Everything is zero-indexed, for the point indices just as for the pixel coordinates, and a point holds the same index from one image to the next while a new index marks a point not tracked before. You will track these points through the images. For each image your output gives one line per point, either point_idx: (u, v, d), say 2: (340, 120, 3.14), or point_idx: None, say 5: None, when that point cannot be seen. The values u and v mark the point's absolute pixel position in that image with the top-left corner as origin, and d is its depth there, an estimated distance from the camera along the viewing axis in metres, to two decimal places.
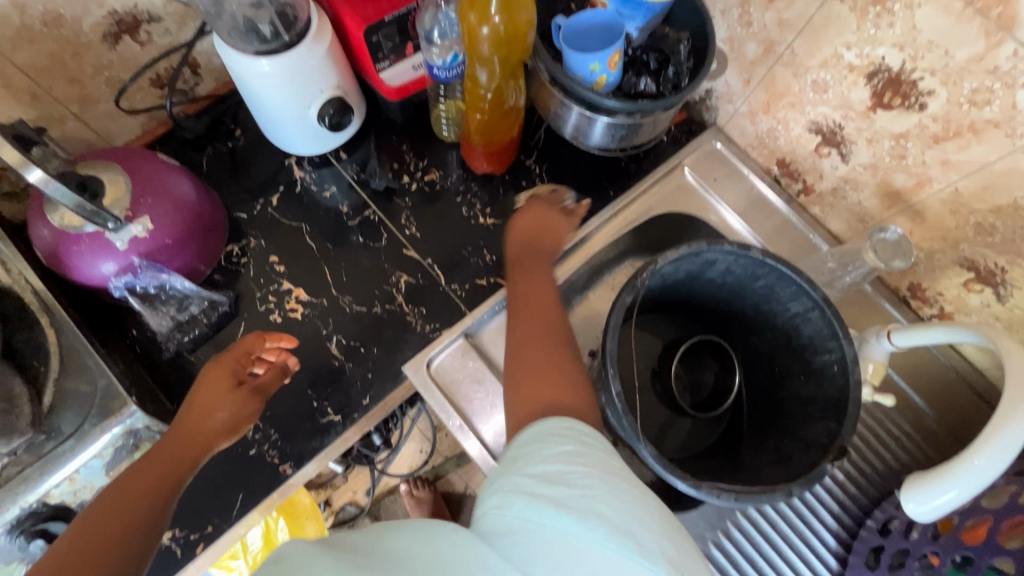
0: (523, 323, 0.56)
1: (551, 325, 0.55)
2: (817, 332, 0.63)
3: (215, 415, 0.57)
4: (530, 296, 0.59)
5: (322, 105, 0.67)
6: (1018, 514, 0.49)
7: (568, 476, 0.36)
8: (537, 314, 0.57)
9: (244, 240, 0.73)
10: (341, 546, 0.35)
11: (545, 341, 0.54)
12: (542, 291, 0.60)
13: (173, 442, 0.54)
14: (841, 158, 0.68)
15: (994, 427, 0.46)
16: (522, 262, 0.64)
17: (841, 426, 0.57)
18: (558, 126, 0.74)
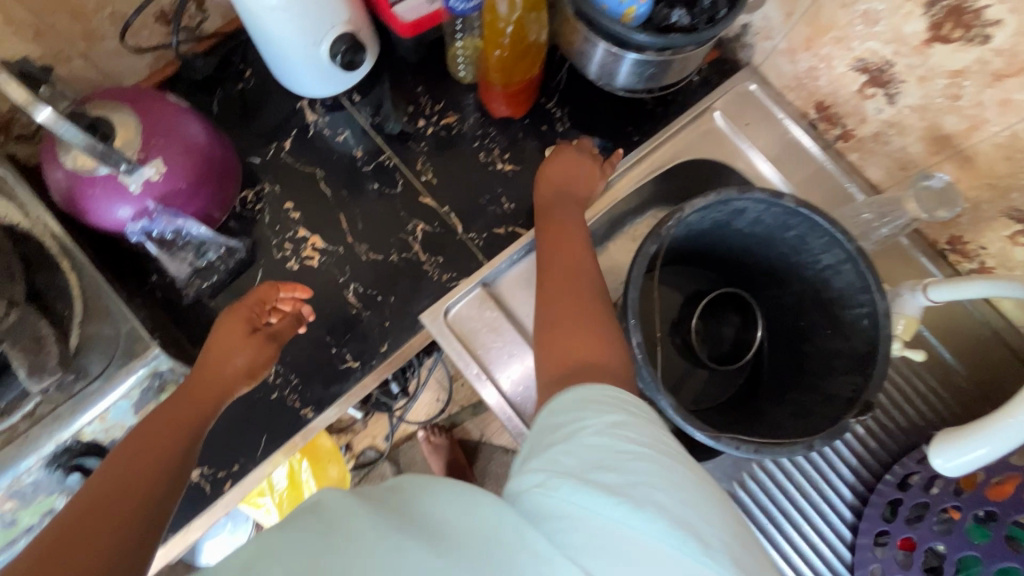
0: (551, 270, 0.57)
1: (583, 274, 0.56)
2: (848, 285, 0.60)
3: (225, 373, 0.56)
4: (560, 245, 0.59)
5: (334, 42, 0.64)
6: None
7: (612, 456, 0.35)
8: (566, 264, 0.57)
9: (259, 186, 0.72)
10: (377, 501, 0.34)
11: (573, 288, 0.54)
12: (572, 242, 0.59)
13: (179, 411, 0.52)
14: (887, 99, 0.63)
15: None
16: (552, 209, 0.63)
17: (867, 381, 0.56)
18: (582, 65, 0.70)
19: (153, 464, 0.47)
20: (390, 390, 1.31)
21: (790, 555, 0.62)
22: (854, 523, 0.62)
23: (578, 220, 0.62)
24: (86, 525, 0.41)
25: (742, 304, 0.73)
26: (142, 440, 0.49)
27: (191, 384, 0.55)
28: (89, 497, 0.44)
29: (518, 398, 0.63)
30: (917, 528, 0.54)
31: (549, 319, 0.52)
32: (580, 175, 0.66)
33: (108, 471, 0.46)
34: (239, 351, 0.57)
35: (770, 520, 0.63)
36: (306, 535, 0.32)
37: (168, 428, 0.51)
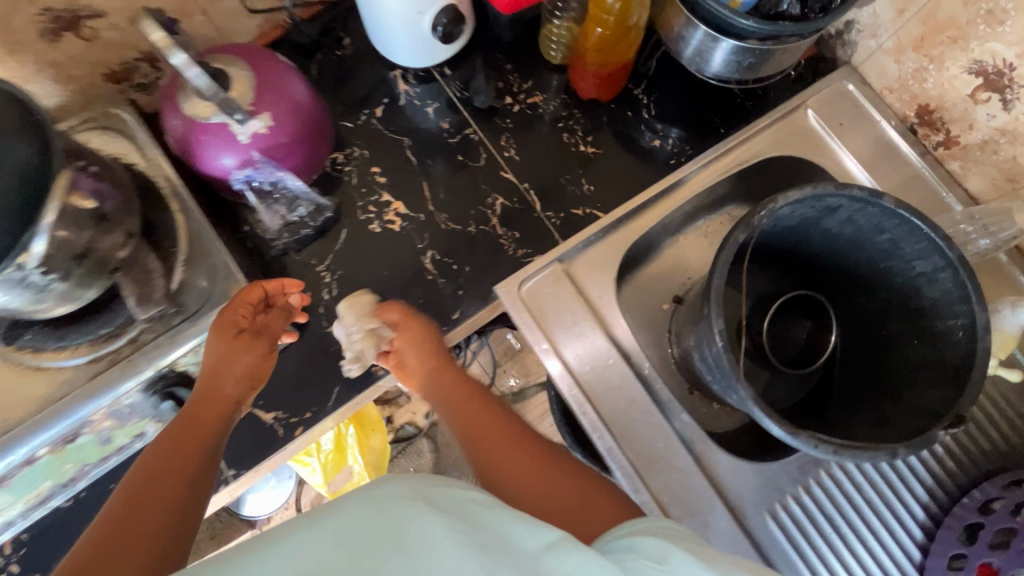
0: (503, 464, 0.51)
1: (524, 450, 0.53)
2: (943, 295, 0.58)
3: (225, 387, 0.58)
4: (485, 432, 0.55)
5: (436, 14, 0.66)
6: None
7: (714, 558, 0.38)
8: (506, 457, 0.52)
9: (348, 149, 0.74)
10: (440, 504, 0.36)
11: (539, 470, 0.51)
12: (489, 422, 0.56)
13: (190, 421, 0.55)
14: (1002, 105, 0.60)
15: None
16: (447, 396, 0.60)
17: (959, 393, 0.53)
18: (678, 49, 0.69)
19: (180, 484, 0.49)
20: None
21: (853, 568, 0.60)
22: (924, 544, 0.60)
23: (468, 395, 0.60)
24: (118, 540, 0.42)
25: (815, 310, 0.72)
26: (165, 459, 0.50)
27: (193, 405, 0.56)
28: (122, 512, 0.45)
29: (581, 373, 0.65)
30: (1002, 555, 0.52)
31: (550, 509, 0.48)
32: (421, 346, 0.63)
33: (136, 489, 0.47)
34: (236, 361, 0.59)
35: (834, 529, 0.61)
36: (374, 536, 0.32)
37: (187, 447, 0.52)
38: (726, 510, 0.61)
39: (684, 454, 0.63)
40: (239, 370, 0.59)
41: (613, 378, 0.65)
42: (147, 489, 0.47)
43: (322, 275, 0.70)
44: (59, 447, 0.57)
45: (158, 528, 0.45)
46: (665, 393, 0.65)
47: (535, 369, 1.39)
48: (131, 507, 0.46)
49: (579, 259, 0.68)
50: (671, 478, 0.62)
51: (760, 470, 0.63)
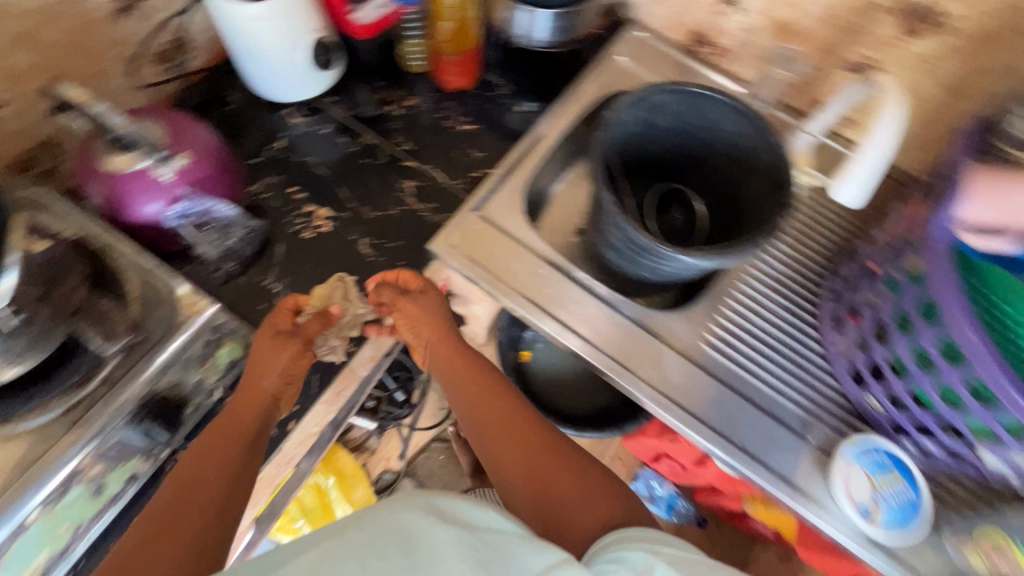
0: (492, 440, 0.64)
1: (514, 426, 0.65)
2: (749, 141, 0.78)
3: (264, 383, 0.63)
4: (484, 416, 0.67)
5: (311, 48, 0.79)
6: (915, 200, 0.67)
7: (685, 563, 0.45)
8: (495, 431, 0.65)
9: (263, 179, 0.82)
10: (457, 523, 0.44)
11: (518, 449, 0.63)
12: (489, 394, 0.68)
13: (231, 430, 0.61)
14: (739, 11, 0.85)
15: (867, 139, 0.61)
16: (453, 367, 0.71)
17: (783, 196, 0.72)
18: (510, 31, 0.87)
19: (214, 490, 0.56)
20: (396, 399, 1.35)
21: (778, 358, 0.75)
22: (814, 321, 0.77)
23: (474, 367, 0.70)
24: (154, 545, 0.51)
25: (681, 199, 0.90)
26: (204, 466, 0.57)
27: (234, 405, 0.62)
28: (162, 514, 0.53)
29: (599, 336, 0.75)
30: (862, 295, 0.68)
31: (522, 487, 0.60)
32: (425, 328, 0.71)
33: (178, 491, 0.55)
34: (267, 372, 0.64)
35: (752, 336, 0.76)
36: (392, 547, 0.40)
37: (226, 449, 0.59)
38: (670, 351, 0.75)
39: (628, 325, 0.76)
40: (273, 379, 0.64)
41: (552, 287, 0.78)
42: (180, 495, 0.55)
43: (272, 287, 0.76)
44: (51, 508, 0.57)
45: (188, 536, 0.52)
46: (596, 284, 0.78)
47: None
48: (170, 508, 0.54)
49: (491, 205, 0.81)
50: (655, 364, 0.74)
51: (686, 315, 0.77)
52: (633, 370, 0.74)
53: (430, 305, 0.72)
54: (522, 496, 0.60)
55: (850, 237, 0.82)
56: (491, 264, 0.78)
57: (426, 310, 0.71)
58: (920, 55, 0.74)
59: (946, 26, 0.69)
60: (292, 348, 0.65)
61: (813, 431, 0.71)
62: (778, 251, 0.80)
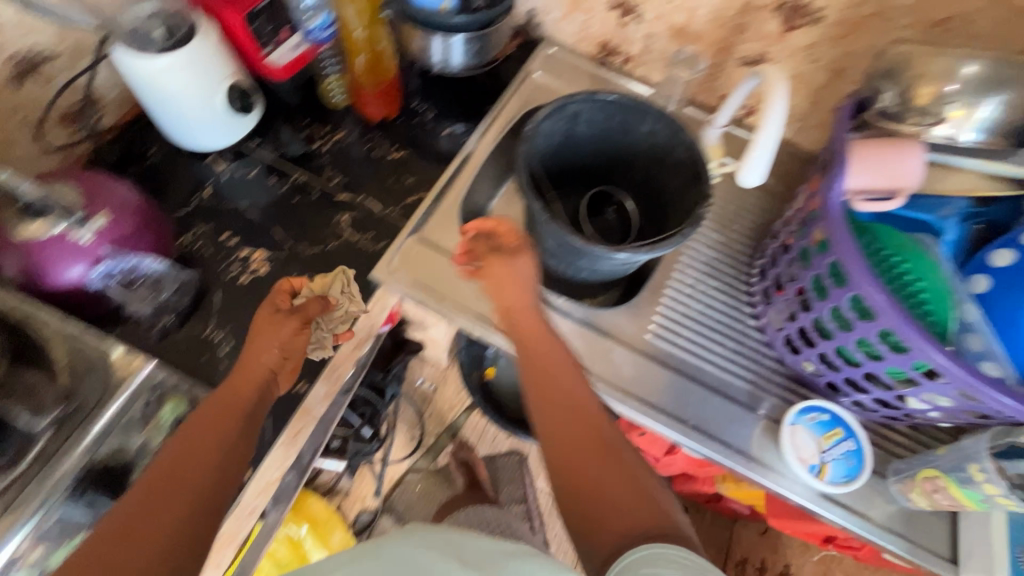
0: (548, 414, 0.59)
1: (575, 395, 0.60)
2: (665, 139, 0.83)
3: (263, 359, 0.65)
4: (556, 407, 0.59)
5: (227, 93, 0.79)
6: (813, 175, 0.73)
7: None
8: (554, 409, 0.59)
9: (194, 228, 0.80)
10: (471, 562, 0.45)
11: (570, 420, 0.58)
12: (560, 359, 0.64)
13: (222, 413, 0.58)
14: (638, 21, 0.91)
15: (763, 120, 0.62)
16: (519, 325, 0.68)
17: (703, 185, 0.77)
18: (426, 57, 0.90)
19: (203, 472, 0.51)
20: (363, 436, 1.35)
21: (721, 337, 0.79)
22: (750, 299, 0.82)
23: (548, 335, 0.66)
24: (165, 494, 0.48)
25: (609, 198, 0.95)
26: (197, 440, 0.54)
27: (231, 381, 0.62)
28: (158, 477, 0.50)
29: (549, 341, 0.77)
30: (784, 267, 0.73)
31: (555, 462, 0.56)
32: (507, 284, 0.69)
33: (175, 457, 0.52)
34: (263, 357, 0.65)
35: (695, 320, 0.80)
36: None
37: (221, 424, 0.57)
38: (619, 346, 0.77)
39: (577, 326, 0.78)
40: (273, 353, 0.65)
41: None
42: (178, 460, 0.52)
43: (213, 337, 0.74)
44: None
45: (192, 499, 0.49)
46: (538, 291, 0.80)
47: (454, 396, 1.54)
48: (167, 481, 0.49)
49: (428, 227, 0.83)
50: (607, 359, 0.76)
51: (630, 309, 0.80)
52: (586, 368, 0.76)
53: (517, 266, 0.70)
54: (556, 469, 0.55)
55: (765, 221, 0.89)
56: (436, 284, 0.79)
57: (513, 270, 0.70)
58: (801, 45, 0.81)
59: (817, 17, 0.77)
60: (291, 327, 0.67)
61: (760, 402, 0.75)
62: (705, 240, 0.85)
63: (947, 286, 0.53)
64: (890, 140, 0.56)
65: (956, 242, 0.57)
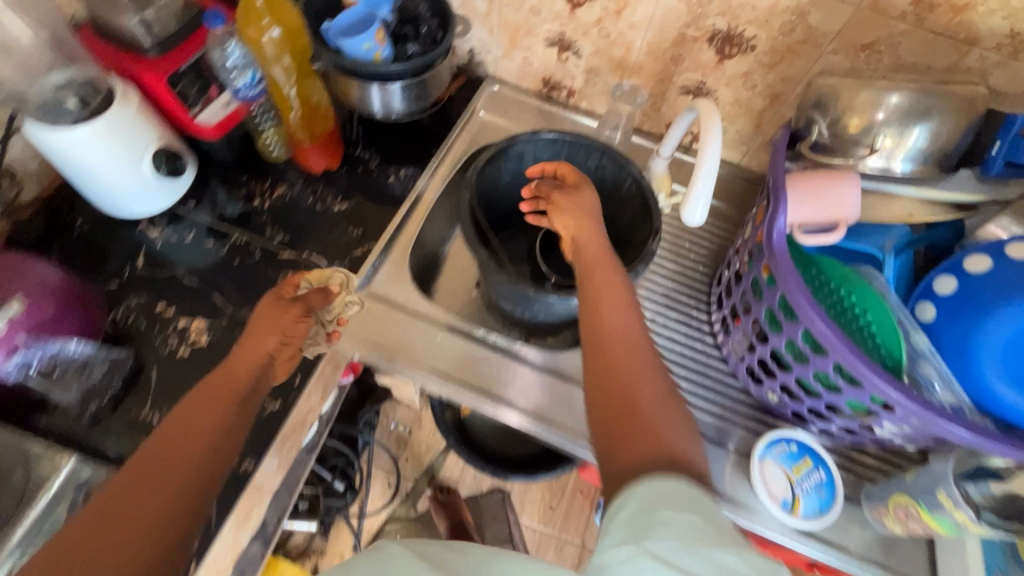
0: (597, 348, 0.56)
1: (624, 321, 0.58)
2: (612, 174, 0.82)
3: (264, 345, 0.62)
4: (611, 323, 0.57)
5: (154, 158, 0.75)
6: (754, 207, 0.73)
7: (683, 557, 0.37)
8: (613, 340, 0.56)
9: (126, 302, 0.76)
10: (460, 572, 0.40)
11: (622, 356, 0.54)
12: (610, 282, 0.61)
13: (217, 395, 0.56)
14: (577, 57, 0.90)
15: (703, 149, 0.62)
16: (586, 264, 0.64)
17: (653, 219, 0.75)
18: (367, 108, 0.87)
19: (188, 460, 0.49)
20: (335, 490, 1.31)
21: (683, 371, 0.77)
22: (710, 329, 0.80)
23: (613, 271, 0.62)
24: (146, 480, 0.46)
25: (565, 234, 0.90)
26: (183, 427, 0.52)
27: (226, 363, 0.59)
28: (144, 462, 0.48)
29: (506, 390, 0.74)
30: (739, 296, 0.71)
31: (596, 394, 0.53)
32: (574, 215, 0.67)
33: (160, 444, 0.50)
34: (262, 342, 0.63)
35: None
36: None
37: (211, 409, 0.54)
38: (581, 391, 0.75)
39: (535, 373, 0.75)
40: (273, 339, 0.64)
41: (450, 351, 0.76)
42: (160, 450, 0.49)
43: (148, 418, 0.69)
44: None
45: (176, 489, 0.47)
46: (495, 338, 0.77)
47: (430, 437, 1.50)
48: (150, 467, 0.47)
49: (377, 280, 0.80)
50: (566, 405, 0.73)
51: None
52: (548, 418, 0.73)
53: (588, 201, 0.68)
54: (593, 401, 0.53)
55: (719, 248, 0.88)
56: (388, 341, 0.76)
57: (584, 205, 0.68)
58: (736, 74, 0.81)
59: (749, 46, 0.77)
60: (292, 312, 0.66)
61: (728, 437, 0.73)
62: (662, 274, 0.85)
63: (893, 319, 0.52)
64: (824, 172, 0.55)
65: (896, 276, 0.56)
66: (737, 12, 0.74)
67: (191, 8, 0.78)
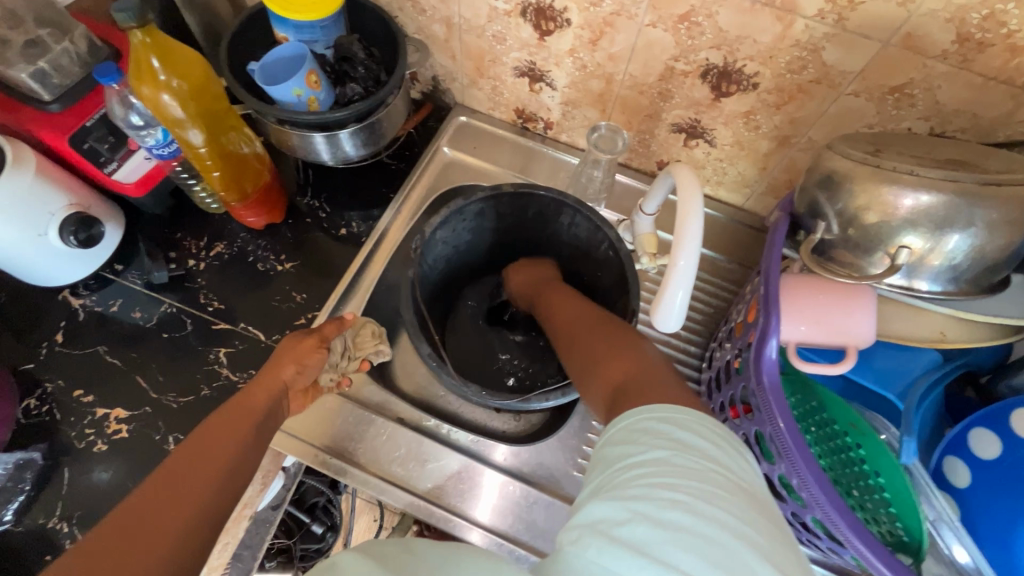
0: (580, 348, 0.52)
1: (593, 320, 0.55)
2: (587, 232, 0.70)
3: (285, 372, 0.60)
4: (582, 326, 0.55)
5: (61, 227, 0.66)
6: (746, 290, 0.61)
7: (689, 488, 0.31)
8: (576, 332, 0.55)
9: (42, 387, 0.69)
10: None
11: (591, 334, 0.52)
12: (577, 301, 0.60)
13: (231, 417, 0.54)
14: (551, 87, 0.78)
15: (680, 232, 0.52)
16: (541, 293, 0.64)
17: (629, 294, 0.64)
18: (313, 157, 0.76)
19: (214, 479, 0.46)
20: (313, 533, 1.21)
21: None
22: None
23: (564, 293, 0.62)
24: (164, 498, 0.43)
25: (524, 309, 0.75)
26: (208, 443, 0.49)
27: (242, 393, 0.57)
28: (171, 469, 0.46)
29: (455, 496, 0.65)
30: (724, 391, 0.60)
31: (583, 376, 0.50)
32: (535, 275, 0.69)
33: (187, 448, 0.48)
34: (267, 379, 0.59)
35: None
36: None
37: (235, 431, 0.52)
38: (544, 498, 0.65)
39: (491, 473, 0.66)
40: (289, 368, 0.61)
41: (398, 446, 0.67)
42: (184, 466, 0.46)
43: (58, 527, 0.63)
44: None
45: (199, 509, 0.44)
46: (450, 429, 0.69)
47: None
48: (174, 477, 0.45)
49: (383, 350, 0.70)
50: (523, 513, 0.65)
51: (555, 441, 0.69)
52: (503, 531, 0.64)
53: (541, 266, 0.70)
54: (584, 385, 0.49)
55: (713, 312, 0.76)
56: (328, 431, 0.68)
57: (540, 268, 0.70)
58: (737, 113, 0.68)
59: (751, 83, 0.64)
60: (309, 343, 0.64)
61: None
62: None
63: (910, 491, 0.46)
64: (823, 285, 0.46)
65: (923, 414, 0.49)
66: (735, 45, 0.60)
67: (98, 52, 0.68)
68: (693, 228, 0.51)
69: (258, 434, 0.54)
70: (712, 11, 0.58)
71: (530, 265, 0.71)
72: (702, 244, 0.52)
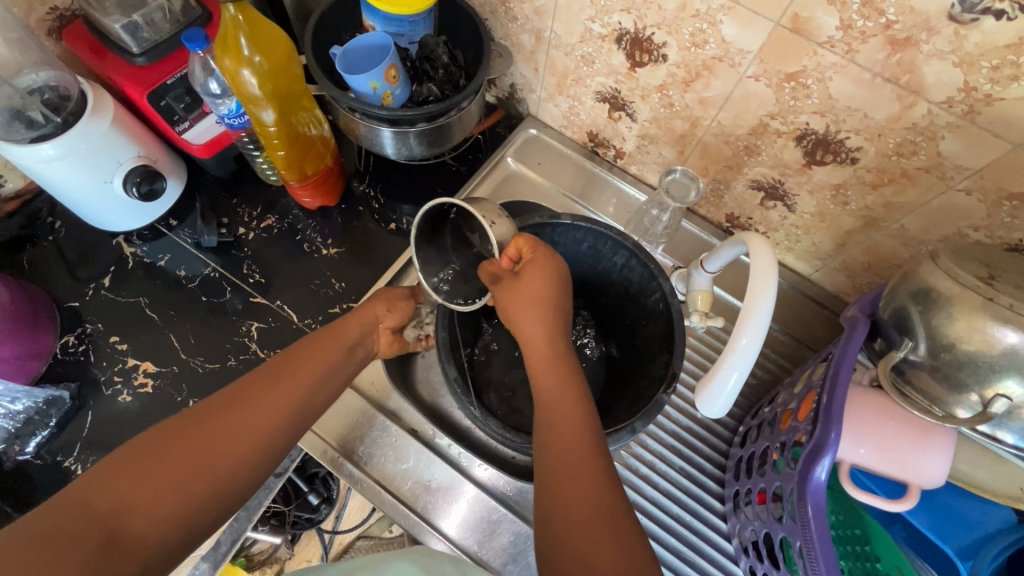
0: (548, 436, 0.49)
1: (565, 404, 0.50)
2: (640, 278, 0.66)
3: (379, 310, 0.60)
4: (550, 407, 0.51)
5: (126, 176, 0.67)
6: (797, 375, 0.58)
7: None
8: (568, 460, 0.47)
9: (82, 327, 0.71)
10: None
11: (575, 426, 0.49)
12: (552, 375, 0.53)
13: (321, 345, 0.54)
14: (631, 118, 0.74)
15: (745, 311, 0.48)
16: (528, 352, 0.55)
17: (672, 355, 0.60)
18: (378, 150, 0.75)
19: (213, 477, 0.42)
20: (308, 502, 1.22)
21: (676, 547, 0.63)
22: (720, 492, 0.65)
23: (567, 377, 0.53)
24: (226, 419, 0.45)
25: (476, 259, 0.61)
26: (292, 372, 0.50)
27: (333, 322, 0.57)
28: (258, 384, 0.48)
29: (454, 524, 0.64)
30: (754, 478, 0.57)
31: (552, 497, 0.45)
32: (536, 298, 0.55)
33: (276, 372, 0.49)
34: (349, 328, 0.57)
35: (653, 518, 0.64)
36: None
37: (298, 391, 0.49)
38: None
39: (493, 505, 0.65)
40: (381, 305, 0.60)
41: (406, 459, 0.66)
42: (204, 430, 0.43)
43: (72, 468, 0.64)
44: None
45: (193, 501, 0.41)
46: (459, 451, 0.67)
47: None
48: (245, 397, 0.46)
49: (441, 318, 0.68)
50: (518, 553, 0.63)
51: None
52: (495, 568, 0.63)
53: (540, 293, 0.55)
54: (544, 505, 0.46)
55: (756, 383, 0.72)
56: (341, 427, 0.67)
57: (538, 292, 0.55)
58: (826, 183, 0.63)
59: (850, 156, 0.58)
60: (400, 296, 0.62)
61: None
62: (678, 410, 0.69)
63: None
64: (893, 410, 0.44)
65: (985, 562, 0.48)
66: (842, 115, 0.56)
67: (190, 12, 0.68)
68: (760, 309, 0.47)
69: (290, 427, 0.47)
70: (825, 75, 0.53)
71: (531, 298, 0.55)
72: (766, 328, 0.48)
